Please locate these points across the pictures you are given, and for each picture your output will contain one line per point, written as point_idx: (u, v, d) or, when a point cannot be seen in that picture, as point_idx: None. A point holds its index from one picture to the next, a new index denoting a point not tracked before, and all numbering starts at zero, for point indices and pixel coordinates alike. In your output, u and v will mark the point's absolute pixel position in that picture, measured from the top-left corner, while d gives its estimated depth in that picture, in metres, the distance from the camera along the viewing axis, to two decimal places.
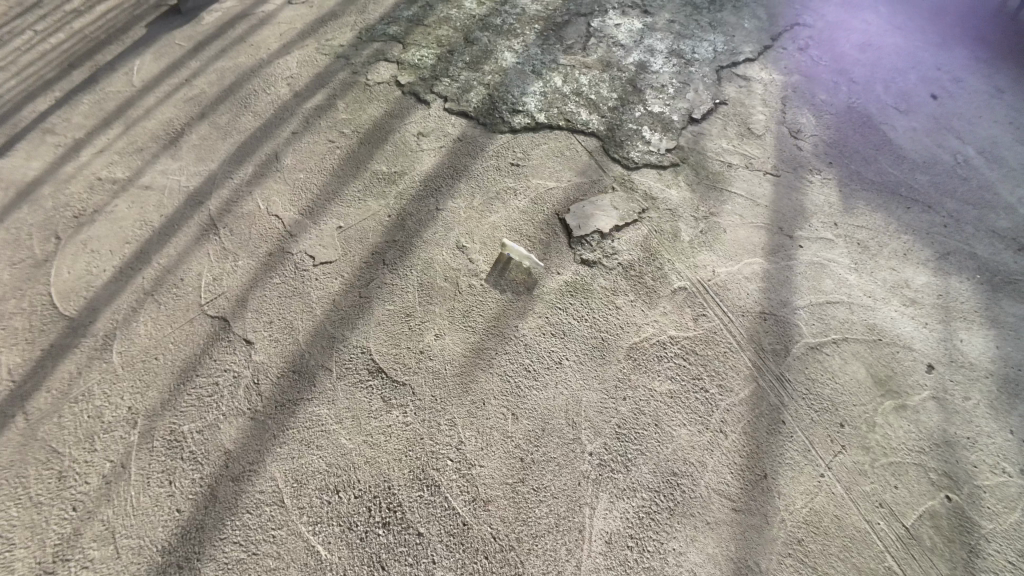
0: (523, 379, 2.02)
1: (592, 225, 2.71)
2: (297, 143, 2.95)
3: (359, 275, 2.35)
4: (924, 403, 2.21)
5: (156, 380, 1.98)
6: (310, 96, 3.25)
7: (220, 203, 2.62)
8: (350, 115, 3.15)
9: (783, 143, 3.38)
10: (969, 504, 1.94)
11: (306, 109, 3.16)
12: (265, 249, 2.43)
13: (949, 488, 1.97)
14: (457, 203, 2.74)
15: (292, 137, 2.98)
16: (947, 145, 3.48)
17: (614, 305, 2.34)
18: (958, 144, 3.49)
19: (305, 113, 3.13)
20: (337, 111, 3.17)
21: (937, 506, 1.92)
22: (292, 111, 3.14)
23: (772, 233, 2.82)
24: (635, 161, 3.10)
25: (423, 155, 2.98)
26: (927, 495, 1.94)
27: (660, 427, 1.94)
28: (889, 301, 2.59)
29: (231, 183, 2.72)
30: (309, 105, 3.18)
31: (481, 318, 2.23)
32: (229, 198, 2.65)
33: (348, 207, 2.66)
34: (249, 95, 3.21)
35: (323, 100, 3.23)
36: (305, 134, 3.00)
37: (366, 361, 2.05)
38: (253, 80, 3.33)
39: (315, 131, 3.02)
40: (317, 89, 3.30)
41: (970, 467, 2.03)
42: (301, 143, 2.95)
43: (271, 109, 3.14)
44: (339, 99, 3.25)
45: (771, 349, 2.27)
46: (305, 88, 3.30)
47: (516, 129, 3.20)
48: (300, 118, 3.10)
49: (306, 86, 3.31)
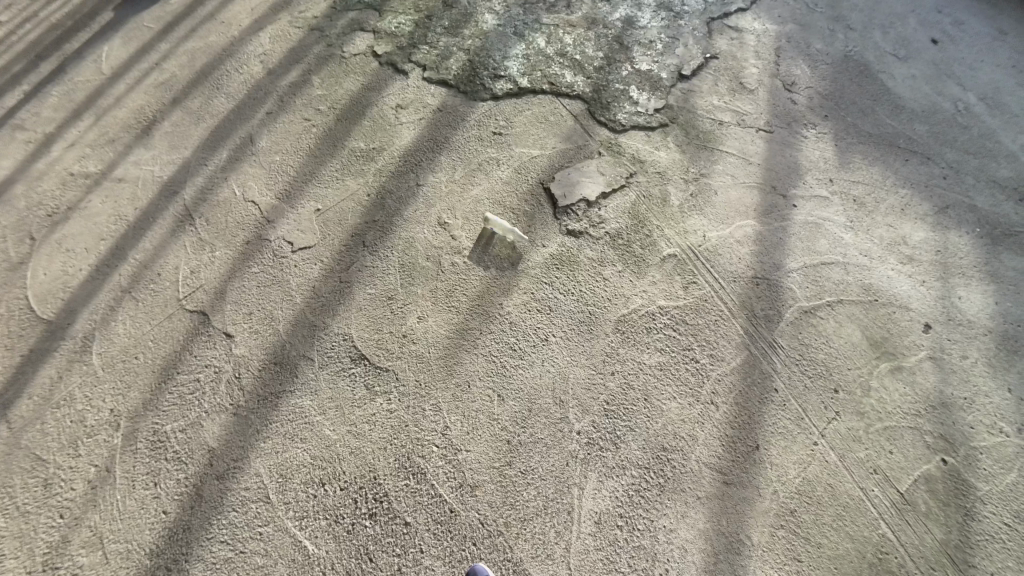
0: (508, 359, 1.97)
1: (578, 195, 2.60)
2: (270, 124, 2.81)
3: (338, 259, 2.27)
4: (920, 364, 2.17)
5: (136, 380, 1.94)
6: (283, 72, 3.08)
7: (194, 192, 2.51)
8: (325, 91, 2.99)
9: (779, 98, 3.23)
10: (964, 467, 1.92)
11: (280, 87, 3.00)
12: (240, 238, 2.33)
13: (944, 451, 1.95)
14: (438, 178, 2.63)
15: (266, 118, 2.84)
16: (947, 92, 3.32)
17: (602, 277, 2.27)
18: (960, 90, 3.33)
19: (279, 92, 2.97)
20: (312, 87, 3.01)
21: (932, 470, 1.90)
22: (266, 90, 2.98)
23: (765, 194, 2.72)
24: (622, 124, 2.97)
25: (401, 129, 2.84)
26: (922, 459, 1.92)
27: (650, 402, 1.90)
28: (886, 260, 2.52)
29: (204, 171, 2.60)
30: (283, 83, 3.02)
31: (465, 297, 2.16)
32: (203, 187, 2.53)
33: (326, 188, 2.55)
34: (221, 76, 3.05)
35: (297, 76, 3.06)
36: (279, 114, 2.86)
37: (348, 349, 1.99)
38: (224, 58, 3.15)
39: (290, 111, 2.88)
40: (291, 65, 3.13)
41: (965, 429, 2.01)
42: (275, 123, 2.81)
43: (244, 89, 2.98)
44: (313, 74, 3.08)
45: (764, 315, 2.21)
46: (278, 64, 3.13)
47: (498, 96, 3.05)
48: (274, 97, 2.95)
49: (280, 63, 3.13)
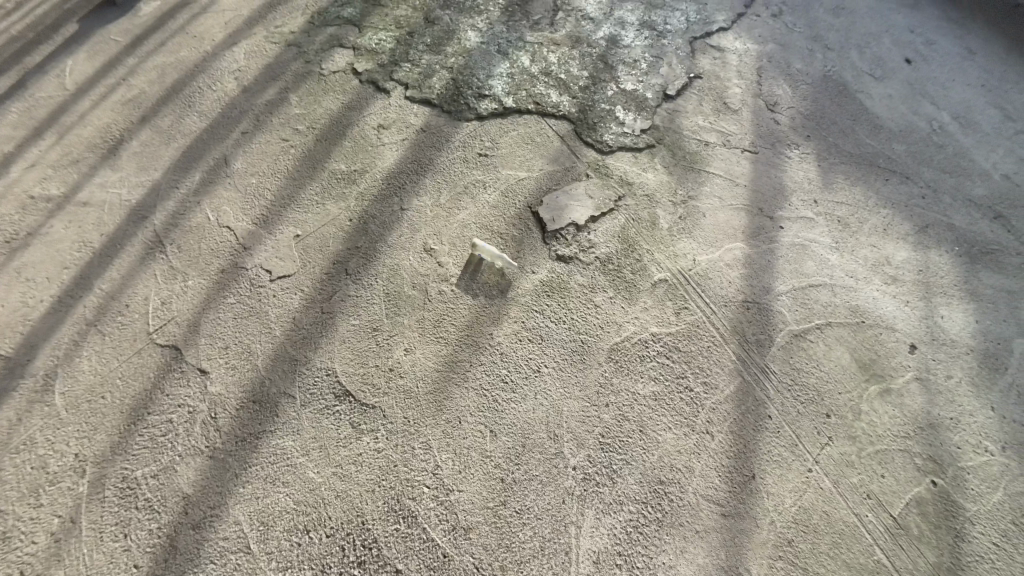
0: (500, 392, 1.93)
1: (566, 218, 2.58)
2: (247, 145, 2.73)
3: (320, 288, 2.20)
4: (907, 385, 2.18)
5: (104, 422, 1.83)
6: (261, 90, 3.00)
7: (166, 217, 2.41)
8: (304, 110, 2.93)
9: (761, 118, 3.27)
10: (954, 488, 1.93)
11: (257, 106, 2.92)
12: (215, 266, 2.24)
13: (934, 473, 1.96)
14: (423, 201, 2.58)
15: (242, 138, 2.76)
16: (921, 111, 3.42)
17: (593, 304, 2.24)
18: (933, 109, 3.43)
19: (256, 111, 2.89)
20: (290, 106, 2.94)
21: (923, 492, 1.91)
22: (242, 109, 2.90)
23: (752, 215, 2.74)
24: (608, 145, 2.97)
25: (384, 150, 2.79)
26: (913, 482, 1.92)
27: (644, 433, 1.87)
28: (871, 281, 2.55)
29: (177, 194, 2.50)
30: (260, 102, 2.94)
31: (454, 326, 2.11)
32: (175, 211, 2.44)
33: (306, 213, 2.48)
34: (194, 94, 2.95)
35: (275, 95, 2.99)
36: (255, 134, 2.78)
37: (332, 385, 1.92)
38: (197, 75, 3.06)
39: (267, 130, 2.80)
40: (268, 83, 3.05)
41: (953, 449, 2.02)
42: (251, 144, 2.73)
43: (219, 108, 2.89)
44: (292, 92, 3.01)
45: (754, 339, 2.21)
46: (255, 81, 3.05)
47: (483, 116, 3.03)
48: (251, 116, 2.87)
49: (257, 81, 3.06)
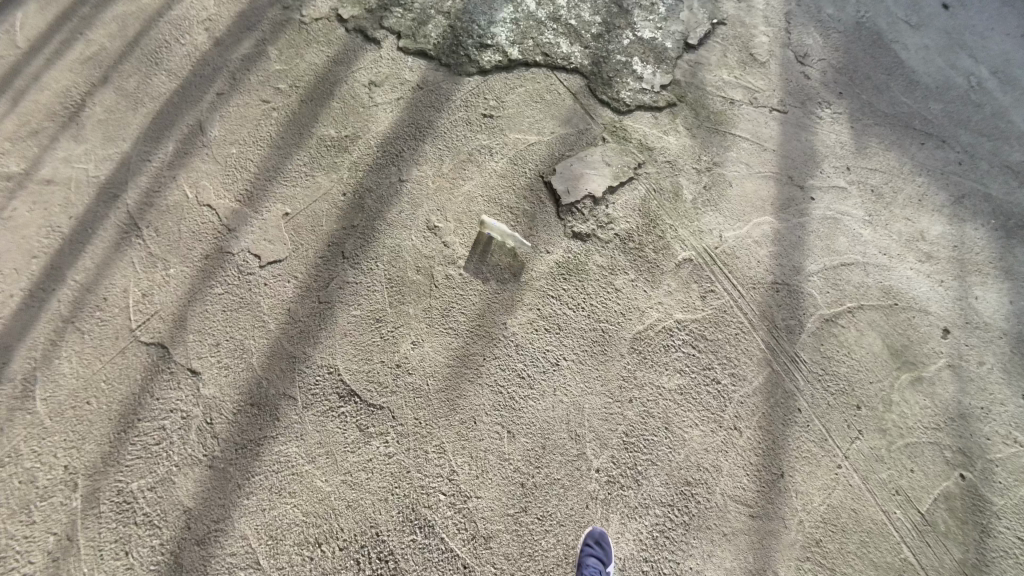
0: (516, 388, 1.81)
1: (582, 190, 2.35)
2: (223, 108, 2.43)
3: (316, 274, 2.00)
4: (939, 373, 2.09)
5: (92, 430, 1.70)
6: (234, 42, 2.65)
7: (139, 195, 2.17)
8: (284, 65, 2.60)
9: (790, 73, 2.98)
10: (981, 481, 1.89)
11: (231, 61, 2.59)
12: (199, 251, 2.03)
13: (963, 466, 1.91)
14: (423, 172, 2.33)
15: (217, 100, 2.45)
16: (960, 64, 3.13)
17: (614, 288, 2.07)
18: (971, 63, 3.14)
19: (230, 67, 2.56)
20: (268, 60, 2.60)
21: (951, 486, 1.86)
22: (214, 65, 2.57)
23: (781, 185, 2.54)
24: (626, 104, 2.69)
25: (377, 112, 2.50)
26: (942, 476, 1.88)
27: (670, 430, 1.79)
28: (905, 258, 2.40)
29: (149, 168, 2.24)
30: (234, 56, 2.60)
31: (463, 316, 1.95)
32: (149, 188, 2.19)
33: (294, 186, 2.23)
34: (158, 48, 2.60)
35: (250, 47, 2.64)
36: (232, 96, 2.47)
37: (335, 384, 1.78)
38: (161, 25, 2.69)
39: (245, 90, 2.49)
40: (242, 33, 2.69)
41: (983, 441, 1.97)
42: (228, 107, 2.43)
43: (188, 64, 2.56)
44: (269, 44, 2.66)
45: (785, 325, 2.09)
46: (226, 32, 2.68)
47: (486, 70, 2.71)
48: (225, 73, 2.54)
49: (228, 31, 2.69)
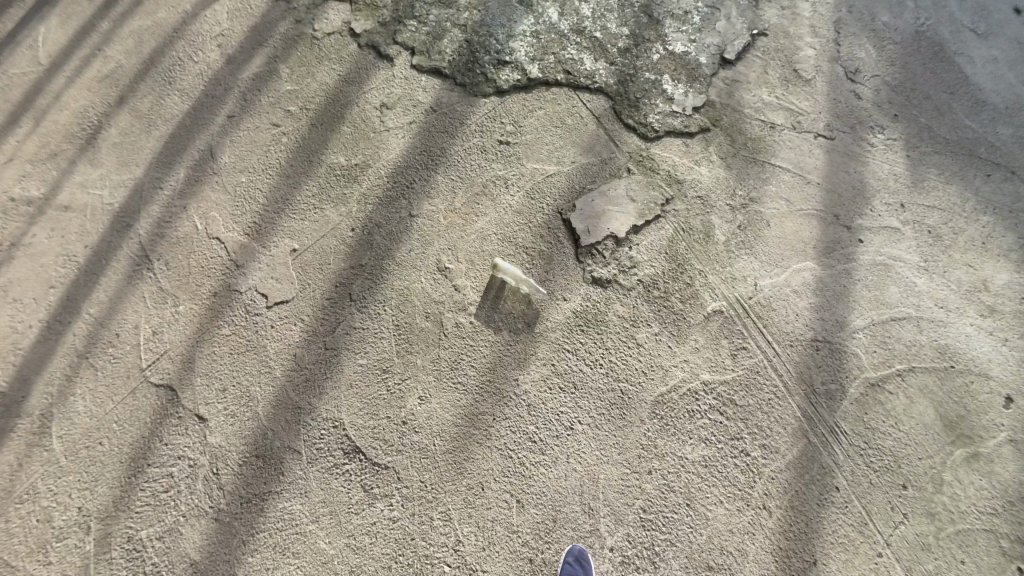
0: (527, 452, 1.71)
1: (603, 229, 2.17)
2: (234, 131, 2.36)
3: (322, 318, 1.92)
4: (1000, 449, 1.92)
5: (104, 473, 1.69)
6: (246, 60, 2.59)
7: (151, 224, 2.12)
8: (296, 85, 2.52)
9: (838, 91, 2.71)
10: None
11: (243, 80, 2.52)
12: (207, 287, 1.98)
13: (1023, 558, 1.76)
14: (434, 206, 2.21)
15: (229, 123, 2.39)
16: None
17: (635, 342, 1.93)
18: None
19: (241, 87, 2.50)
20: (280, 80, 2.53)
21: None
22: (227, 84, 2.51)
23: (826, 225, 2.31)
24: (655, 128, 2.49)
25: (389, 137, 2.39)
26: (997, 570, 1.74)
27: (692, 507, 1.70)
28: (964, 312, 2.18)
29: (161, 196, 2.19)
30: (246, 75, 2.54)
31: (474, 369, 1.84)
32: (161, 217, 2.14)
33: (303, 219, 2.14)
34: (173, 67, 2.56)
35: (262, 65, 2.57)
36: (242, 118, 2.40)
37: (339, 441, 1.72)
38: (177, 42, 2.65)
39: (255, 113, 2.42)
40: (254, 50, 2.62)
41: None
42: (239, 130, 2.36)
43: (201, 84, 2.51)
44: (281, 61, 2.59)
45: (824, 390, 1.93)
46: (239, 48, 2.63)
47: (503, 90, 2.56)
48: (237, 94, 2.48)
49: (241, 47, 2.63)
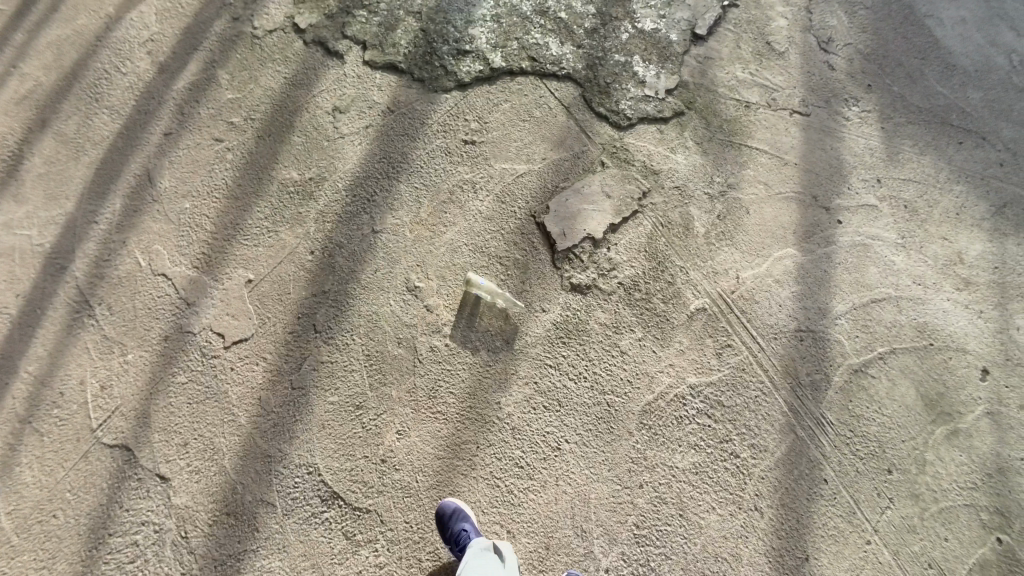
0: (515, 480, 1.70)
1: (579, 230, 2.09)
2: (172, 151, 2.16)
3: (285, 355, 1.84)
4: (978, 423, 1.92)
5: (62, 547, 1.60)
6: (180, 68, 2.36)
7: (87, 264, 1.95)
8: (238, 92, 2.30)
9: (812, 63, 2.62)
10: (1020, 545, 1.76)
11: (178, 92, 2.30)
12: (157, 331, 1.85)
13: (1000, 528, 1.78)
14: (399, 219, 2.08)
15: (166, 142, 2.18)
16: (1000, 41, 2.76)
17: (618, 350, 1.88)
18: (1013, 37, 2.77)
19: (177, 99, 2.28)
20: (220, 88, 2.31)
21: (987, 554, 1.75)
22: (160, 97, 2.29)
23: (805, 208, 2.24)
24: (627, 116, 2.36)
25: (344, 145, 2.22)
26: (978, 543, 1.76)
27: (686, 517, 1.70)
28: (941, 287, 2.15)
29: (96, 231, 2.01)
30: (181, 85, 2.32)
31: (453, 396, 1.80)
32: (98, 256, 1.97)
33: (257, 245, 2.00)
34: (98, 81, 2.32)
35: (198, 73, 2.35)
36: (181, 135, 2.20)
37: (316, 487, 1.69)
38: (99, 51, 2.39)
39: (195, 128, 2.21)
40: (188, 56, 2.39)
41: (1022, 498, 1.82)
42: (178, 149, 2.16)
43: (131, 98, 2.28)
44: (219, 67, 2.36)
45: (809, 381, 1.91)
46: (171, 55, 2.39)
47: (465, 83, 2.38)
48: (172, 107, 2.26)
49: (173, 53, 2.39)
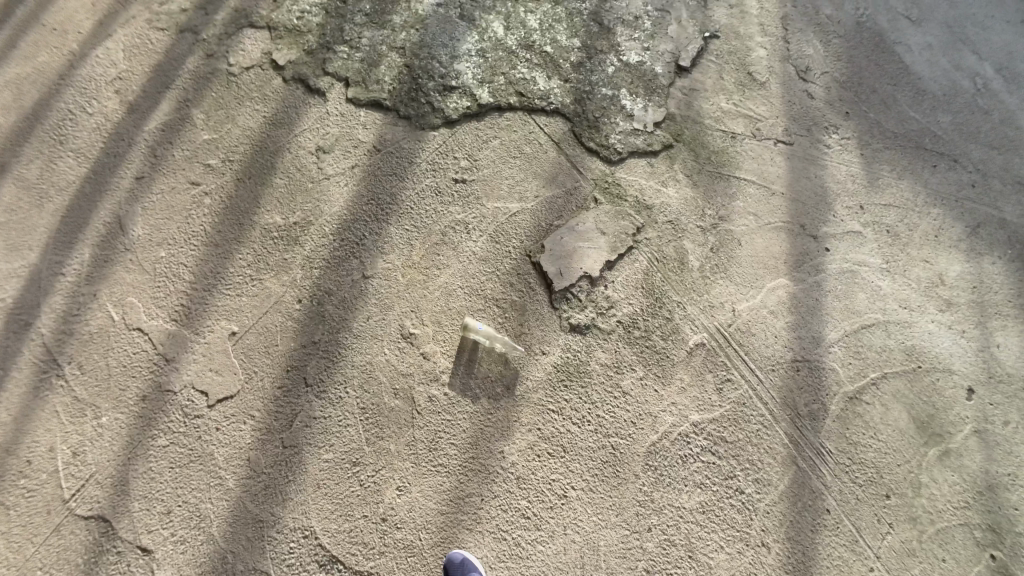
0: (522, 531, 1.68)
1: (576, 269, 2.09)
2: (145, 197, 2.07)
3: (274, 412, 1.80)
4: (967, 442, 1.92)
5: None
6: (151, 107, 2.23)
7: (54, 320, 1.87)
8: (214, 132, 2.21)
9: (792, 92, 2.68)
10: (1013, 559, 1.78)
11: (149, 132, 2.19)
12: (134, 391, 1.79)
13: (994, 545, 1.79)
14: (390, 263, 2.05)
15: (139, 187, 2.09)
16: (964, 65, 2.84)
17: (620, 391, 1.89)
18: (976, 61, 2.85)
19: (149, 140, 2.17)
20: (195, 128, 2.20)
21: (982, 571, 1.76)
22: (131, 139, 2.17)
23: (793, 237, 2.28)
24: (617, 150, 2.38)
25: (329, 186, 2.16)
26: (973, 561, 1.77)
27: (695, 558, 1.68)
28: (925, 309, 2.16)
29: (63, 285, 1.92)
30: (152, 125, 2.20)
31: (455, 447, 1.78)
32: (65, 311, 1.88)
33: (238, 295, 1.95)
34: (61, 120, 2.19)
35: (171, 112, 2.23)
36: (154, 179, 2.10)
37: (313, 551, 1.64)
38: (61, 89, 2.25)
39: (170, 171, 2.12)
40: (159, 94, 2.26)
41: (1011, 513, 1.84)
42: (151, 195, 2.08)
43: (99, 140, 2.16)
44: (193, 106, 2.25)
45: (808, 412, 1.91)
46: (141, 93, 2.26)
47: (453, 120, 2.34)
48: (144, 150, 2.15)
49: (143, 91, 2.26)
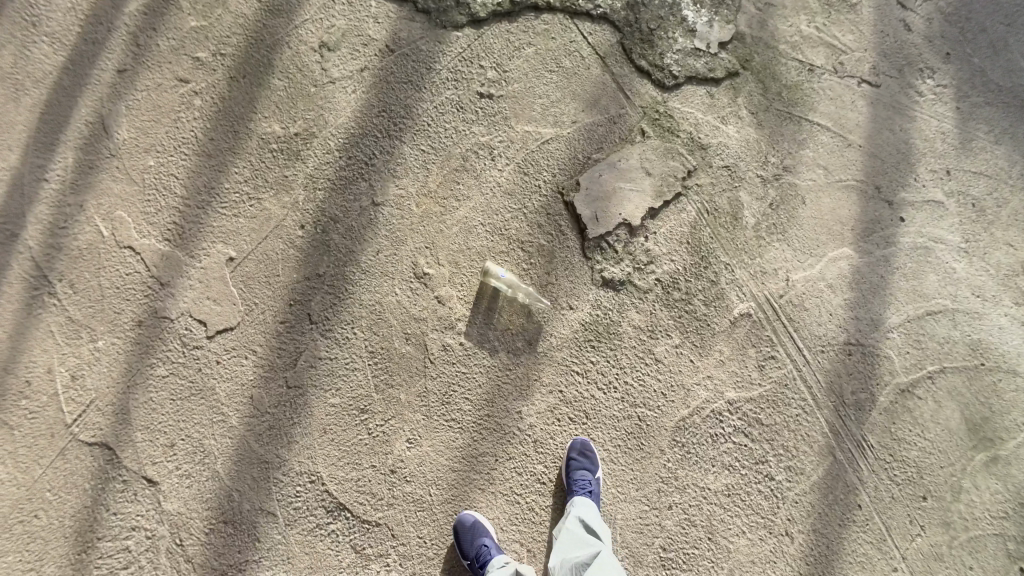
0: (537, 496, 1.66)
1: (615, 216, 1.83)
2: (128, 93, 1.75)
3: (277, 349, 1.65)
4: (1018, 451, 1.80)
5: (49, 549, 1.51)
6: None
7: (41, 231, 1.64)
8: (203, 17, 1.82)
9: (887, 21, 2.14)
10: None
11: (131, 15, 1.79)
12: (129, 315, 1.63)
13: None
14: (403, 188, 1.78)
15: (121, 82, 1.75)
16: None
17: (652, 357, 1.74)
18: None
19: (130, 25, 1.78)
20: (180, 9, 1.81)
21: None
22: (110, 23, 1.78)
23: (866, 200, 1.98)
24: (674, 74, 1.99)
25: (336, 93, 1.82)
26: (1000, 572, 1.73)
27: (714, 541, 1.67)
28: (1000, 301, 1.94)
29: (47, 191, 1.66)
30: (134, 6, 1.80)
31: (469, 403, 1.67)
32: (49, 222, 1.65)
33: (236, 215, 1.71)
34: None
35: None
36: (138, 73, 1.76)
37: (320, 497, 1.60)
38: None
39: (156, 64, 1.77)
40: None
41: None
42: (135, 91, 1.75)
43: (72, 19, 1.76)
44: None
45: (854, 402, 1.77)
46: None
47: (480, 19, 1.92)
48: (125, 37, 1.77)
49: None
